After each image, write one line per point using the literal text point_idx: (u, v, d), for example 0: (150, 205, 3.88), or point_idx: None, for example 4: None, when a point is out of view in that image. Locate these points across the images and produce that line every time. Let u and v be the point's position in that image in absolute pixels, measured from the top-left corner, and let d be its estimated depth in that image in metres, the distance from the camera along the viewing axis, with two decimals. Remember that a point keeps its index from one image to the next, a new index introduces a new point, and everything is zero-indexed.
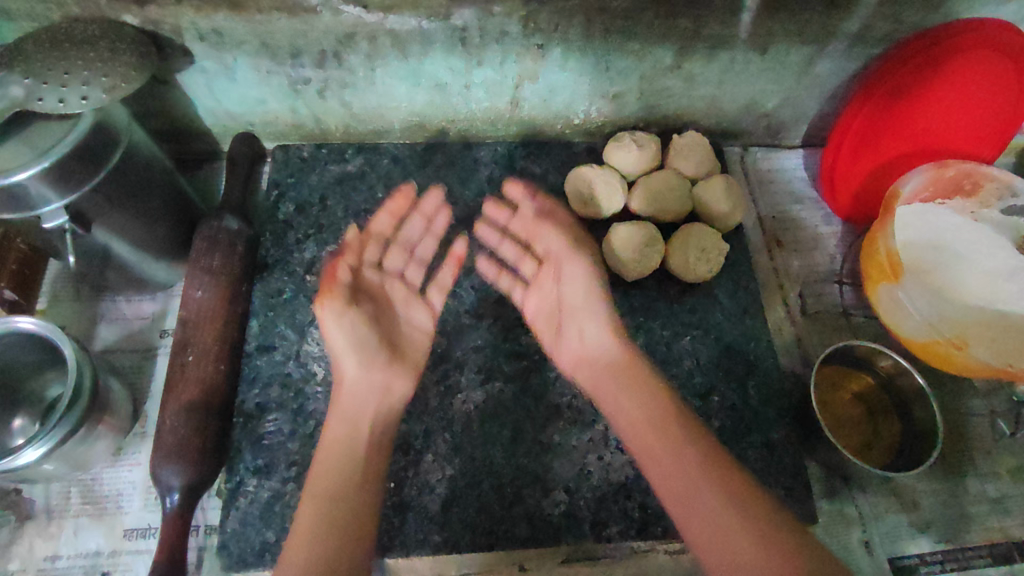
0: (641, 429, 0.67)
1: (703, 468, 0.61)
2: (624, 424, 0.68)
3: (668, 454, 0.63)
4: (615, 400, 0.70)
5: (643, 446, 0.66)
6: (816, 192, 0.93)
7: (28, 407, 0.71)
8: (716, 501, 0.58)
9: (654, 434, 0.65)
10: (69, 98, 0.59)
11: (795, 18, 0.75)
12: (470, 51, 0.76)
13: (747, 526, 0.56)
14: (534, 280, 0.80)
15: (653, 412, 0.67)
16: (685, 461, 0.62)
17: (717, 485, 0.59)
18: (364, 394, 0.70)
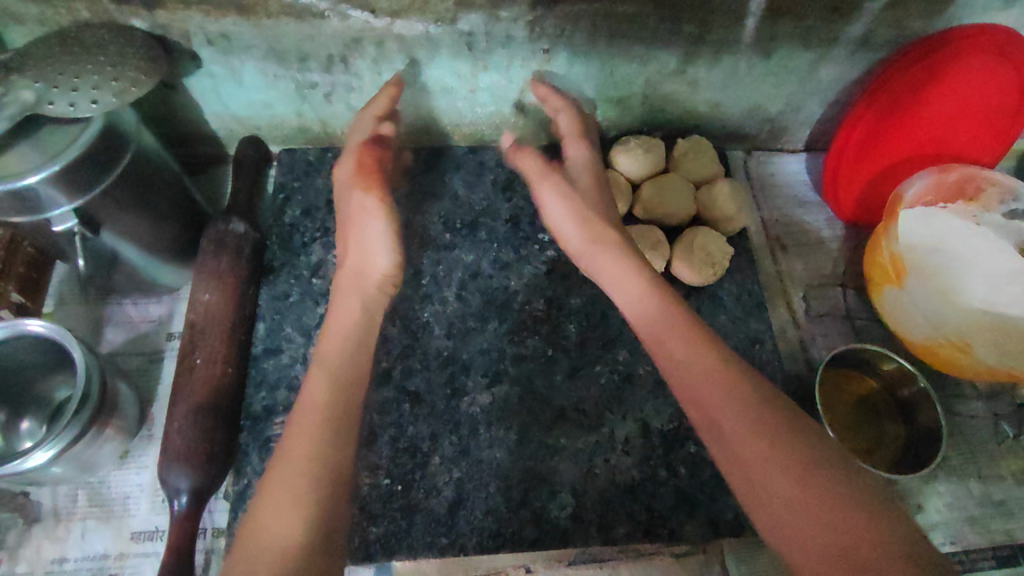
0: (666, 333, 0.59)
1: (732, 390, 0.54)
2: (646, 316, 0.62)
3: (687, 347, 0.57)
4: (630, 281, 0.64)
5: (673, 336, 0.59)
6: (819, 196, 0.94)
7: (36, 409, 0.71)
8: (751, 428, 0.52)
9: (678, 334, 0.59)
10: (79, 102, 0.60)
11: (798, 24, 0.75)
12: (476, 55, 0.76)
13: (786, 459, 0.50)
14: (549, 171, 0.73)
15: (672, 327, 0.59)
16: (721, 379, 0.54)
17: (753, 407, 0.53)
18: (379, 251, 0.68)
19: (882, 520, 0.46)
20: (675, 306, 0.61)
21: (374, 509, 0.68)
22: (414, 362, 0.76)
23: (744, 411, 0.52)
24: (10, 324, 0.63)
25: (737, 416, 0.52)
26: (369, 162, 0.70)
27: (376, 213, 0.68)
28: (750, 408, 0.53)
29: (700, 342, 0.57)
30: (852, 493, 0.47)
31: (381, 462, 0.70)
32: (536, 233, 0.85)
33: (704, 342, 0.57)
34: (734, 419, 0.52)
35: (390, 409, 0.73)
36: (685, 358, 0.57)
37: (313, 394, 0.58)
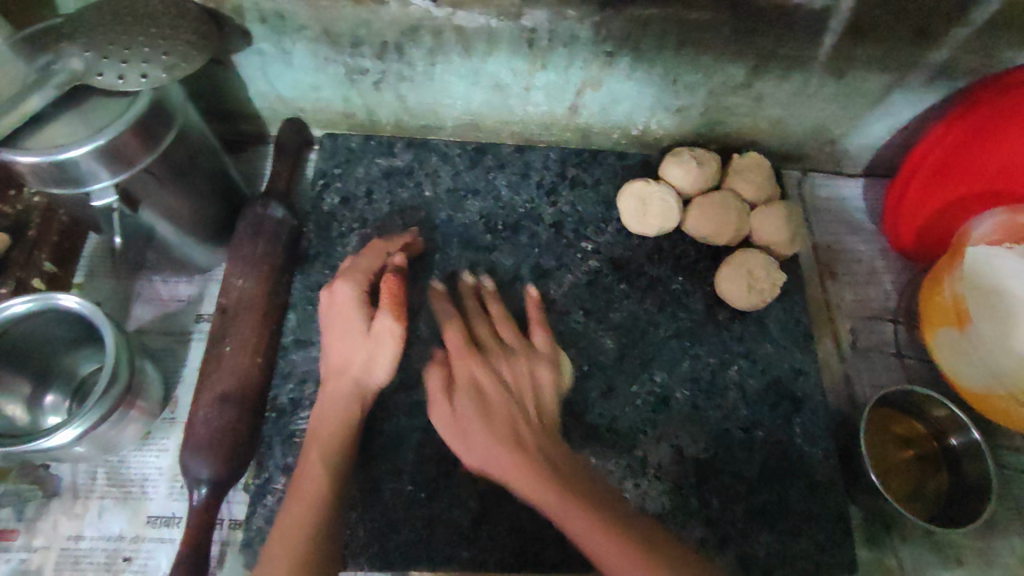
0: (517, 470, 0.60)
1: (608, 531, 0.54)
2: (506, 472, 0.61)
3: (560, 492, 0.58)
4: (529, 467, 0.60)
5: (532, 484, 0.59)
6: (874, 226, 0.90)
7: (61, 383, 0.70)
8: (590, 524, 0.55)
9: (540, 484, 0.59)
10: (129, 75, 0.57)
11: (879, 45, 0.71)
12: (535, 52, 0.73)
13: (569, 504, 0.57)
14: (474, 355, 0.68)
15: (541, 463, 0.60)
16: (582, 512, 0.56)
17: (614, 520, 0.56)
18: (390, 356, 0.67)
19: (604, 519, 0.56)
20: (539, 445, 0.62)
21: (395, 516, 0.67)
22: None
23: (622, 553, 0.53)
24: (42, 297, 0.62)
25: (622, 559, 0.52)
26: (388, 286, 0.68)
27: (383, 306, 0.67)
28: (624, 541, 0.54)
29: (581, 495, 0.57)
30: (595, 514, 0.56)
31: (406, 468, 0.69)
32: (579, 241, 0.82)
33: (566, 475, 0.60)
34: (604, 542, 0.54)
35: (418, 413, 0.71)
36: (559, 502, 0.57)
37: (309, 488, 0.60)
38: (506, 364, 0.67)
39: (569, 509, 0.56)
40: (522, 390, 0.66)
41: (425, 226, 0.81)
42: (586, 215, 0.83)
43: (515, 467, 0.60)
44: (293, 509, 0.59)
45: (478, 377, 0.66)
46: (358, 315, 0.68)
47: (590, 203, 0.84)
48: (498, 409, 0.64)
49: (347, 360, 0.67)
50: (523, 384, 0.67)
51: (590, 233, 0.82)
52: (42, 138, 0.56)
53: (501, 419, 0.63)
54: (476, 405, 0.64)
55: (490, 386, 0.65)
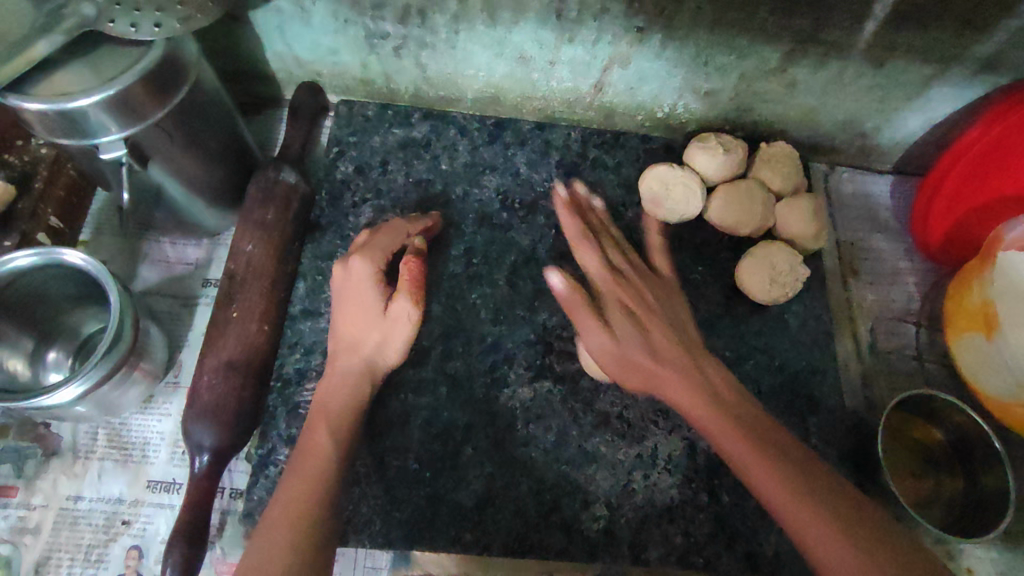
0: (748, 457, 0.53)
1: (787, 479, 0.51)
2: (679, 398, 0.60)
3: (687, 379, 0.60)
4: (735, 443, 0.55)
5: (741, 453, 0.54)
6: (901, 224, 0.87)
7: (64, 341, 0.68)
8: (772, 467, 0.52)
9: (732, 430, 0.56)
10: (142, 24, 0.55)
11: (924, 34, 0.68)
12: (564, 24, 0.70)
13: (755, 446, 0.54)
14: (614, 282, 0.67)
15: (723, 427, 0.56)
16: (736, 436, 0.55)
17: (752, 428, 0.56)
18: (403, 338, 0.66)
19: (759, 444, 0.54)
20: (676, 368, 0.61)
21: (399, 494, 0.66)
22: (456, 345, 0.72)
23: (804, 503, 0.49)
24: (45, 250, 0.60)
25: (801, 505, 0.49)
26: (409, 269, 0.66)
27: (403, 291, 0.65)
28: (775, 463, 0.52)
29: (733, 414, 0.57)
30: (786, 468, 0.52)
31: (411, 446, 0.67)
32: None
33: (704, 385, 0.60)
34: (762, 475, 0.52)
35: (425, 392, 0.70)
36: (766, 476, 0.52)
37: (315, 462, 0.59)
38: (669, 363, 0.62)
39: (752, 454, 0.53)
40: (677, 347, 0.63)
41: (441, 201, 0.79)
42: (607, 197, 0.81)
43: (718, 424, 0.57)
44: (294, 484, 0.57)
45: (639, 324, 0.64)
46: (374, 295, 0.66)
47: (611, 185, 0.82)
48: (656, 335, 0.63)
49: (361, 335, 0.65)
50: (667, 341, 0.63)
51: (609, 216, 0.80)
52: (52, 85, 0.54)
53: (659, 347, 0.63)
54: (631, 314, 0.64)
55: (675, 382, 0.61)
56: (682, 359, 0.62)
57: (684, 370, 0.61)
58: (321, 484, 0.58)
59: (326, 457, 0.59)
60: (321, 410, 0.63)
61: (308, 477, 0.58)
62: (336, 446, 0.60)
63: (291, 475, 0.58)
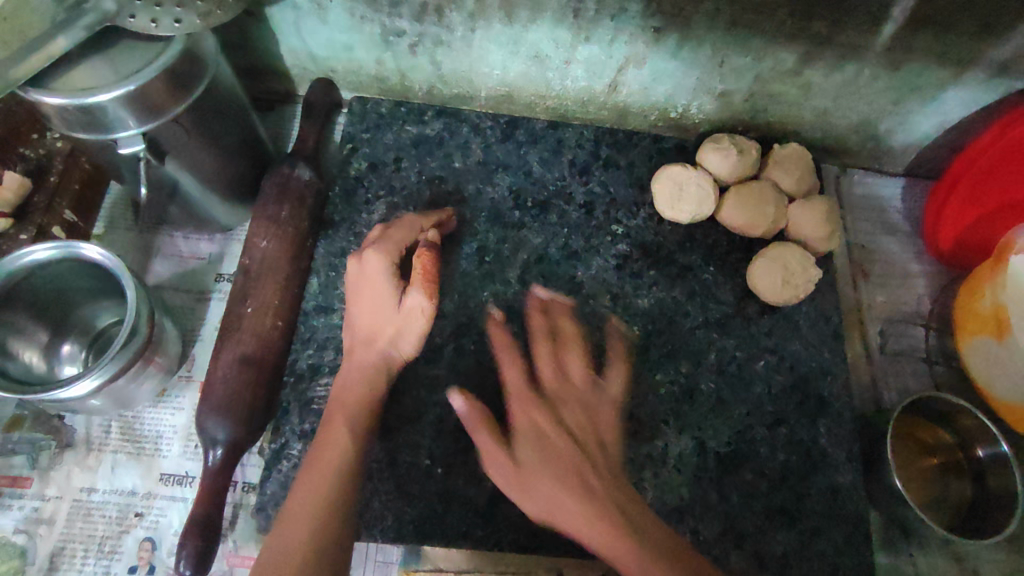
0: (582, 512, 0.54)
1: (586, 505, 0.54)
2: (532, 453, 0.58)
3: (568, 446, 0.58)
4: (584, 520, 0.54)
5: (607, 535, 0.53)
6: (912, 227, 0.87)
7: (78, 334, 0.69)
8: (587, 509, 0.54)
9: (594, 508, 0.54)
10: (162, 19, 0.55)
11: (940, 38, 0.68)
12: (580, 24, 0.70)
13: (575, 487, 0.56)
14: (531, 402, 0.61)
15: (597, 521, 0.54)
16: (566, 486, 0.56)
17: (572, 474, 0.56)
18: (415, 333, 0.66)
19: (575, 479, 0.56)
20: (538, 413, 0.60)
21: (411, 490, 0.66)
22: (467, 343, 0.72)
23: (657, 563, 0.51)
24: (63, 244, 0.60)
25: (625, 545, 0.52)
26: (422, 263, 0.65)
27: (415, 284, 0.64)
28: (627, 537, 0.52)
29: (569, 479, 0.56)
30: (609, 523, 0.53)
31: (423, 442, 0.68)
32: (610, 224, 0.79)
33: (587, 449, 0.59)
34: (601, 535, 0.53)
35: (437, 388, 0.70)
36: (576, 499, 0.55)
37: (331, 457, 0.59)
38: (539, 405, 0.61)
39: (580, 513, 0.54)
40: (583, 418, 0.61)
41: (453, 198, 0.79)
42: (619, 197, 0.81)
43: (535, 460, 0.58)
44: (310, 480, 0.58)
45: (540, 436, 0.59)
46: (388, 292, 0.66)
47: (623, 184, 0.82)
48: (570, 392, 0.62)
49: (376, 331, 0.66)
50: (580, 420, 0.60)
51: (621, 216, 0.80)
52: (70, 80, 0.54)
53: (552, 455, 0.57)
54: (520, 398, 0.62)
55: (547, 425, 0.59)
56: (564, 421, 0.60)
57: (567, 430, 0.59)
58: (337, 480, 0.58)
59: (343, 453, 0.59)
60: (338, 405, 0.63)
61: (324, 473, 0.58)
62: (352, 441, 0.61)
63: (309, 470, 0.59)
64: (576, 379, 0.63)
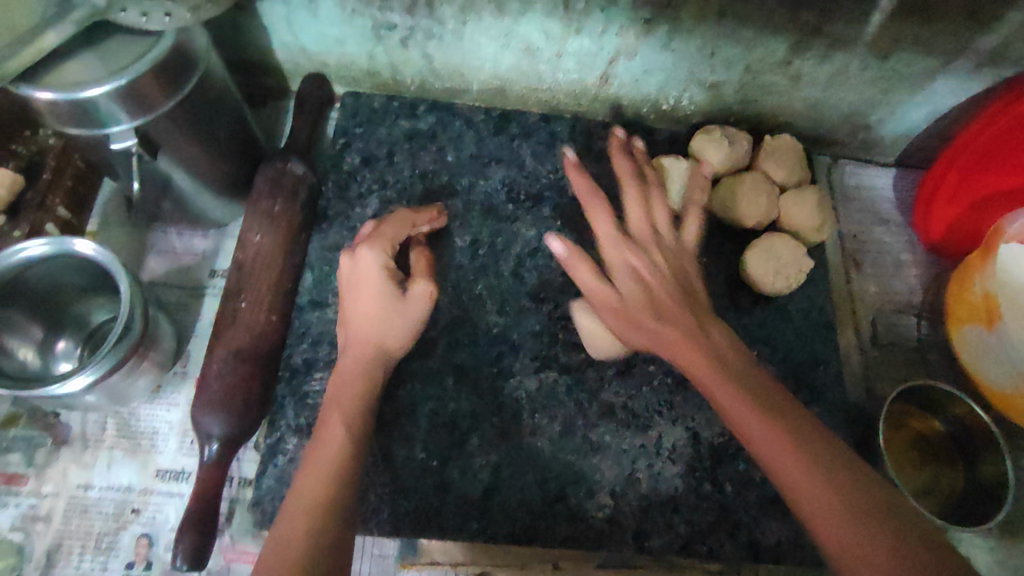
0: (733, 394, 0.54)
1: (753, 403, 0.54)
2: (713, 391, 0.56)
3: (717, 367, 0.57)
4: (732, 397, 0.54)
5: (786, 464, 0.50)
6: (903, 217, 0.88)
7: (72, 330, 0.69)
8: (734, 395, 0.54)
9: (739, 395, 0.54)
10: (152, 14, 0.55)
11: (929, 26, 0.69)
12: (571, 16, 0.70)
13: (728, 386, 0.55)
14: (626, 244, 0.66)
15: (744, 420, 0.53)
16: (722, 377, 0.56)
17: (734, 377, 0.56)
18: (410, 326, 0.66)
19: (718, 368, 0.57)
20: (745, 373, 0.57)
21: (407, 483, 0.67)
22: (462, 336, 0.72)
23: (784, 442, 0.51)
24: (57, 241, 0.60)
25: (780, 444, 0.51)
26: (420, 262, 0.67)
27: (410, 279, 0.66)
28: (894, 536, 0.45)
29: (727, 379, 0.56)
30: (756, 395, 0.54)
31: (418, 435, 0.68)
32: None
33: (731, 372, 0.57)
34: (764, 432, 0.52)
35: (432, 381, 0.70)
36: (747, 410, 0.53)
37: (334, 449, 0.59)
38: (642, 322, 0.62)
39: (750, 413, 0.53)
40: (672, 260, 0.65)
41: (447, 192, 0.79)
42: (612, 190, 0.81)
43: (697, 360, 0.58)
44: (314, 471, 0.58)
45: (636, 270, 0.64)
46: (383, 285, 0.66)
47: (616, 177, 0.82)
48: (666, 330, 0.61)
49: (371, 324, 0.66)
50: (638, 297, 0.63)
51: (614, 208, 0.80)
52: (61, 75, 0.54)
53: (654, 281, 0.63)
54: (686, 359, 0.59)
55: (650, 331, 0.61)
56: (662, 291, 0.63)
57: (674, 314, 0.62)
58: (339, 471, 0.58)
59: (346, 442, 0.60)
60: (335, 396, 0.63)
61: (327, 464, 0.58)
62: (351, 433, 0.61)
63: (311, 461, 0.59)
64: (662, 230, 0.67)
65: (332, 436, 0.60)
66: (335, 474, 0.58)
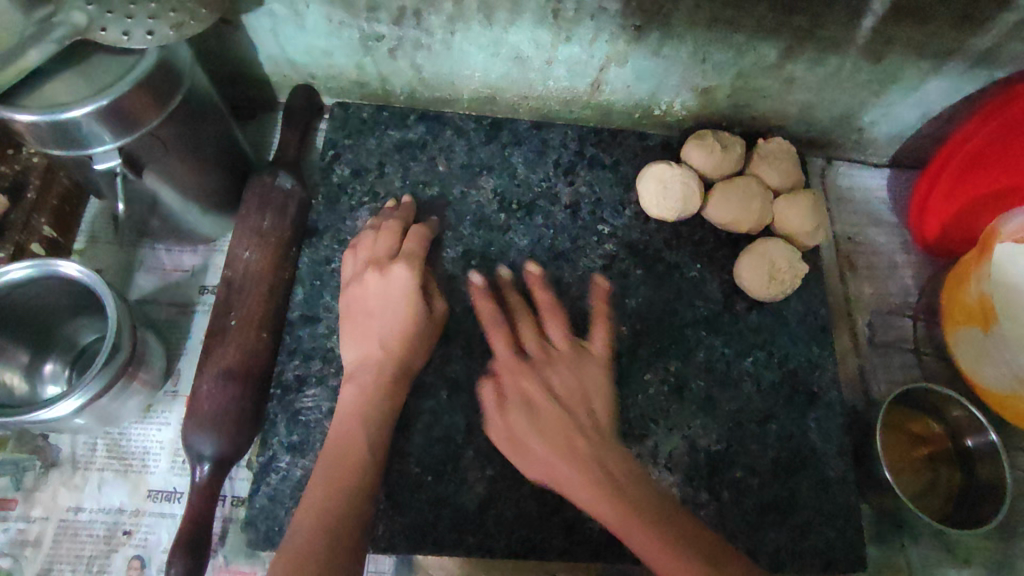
0: (648, 528, 0.52)
1: (635, 515, 0.54)
2: (576, 484, 0.56)
3: (575, 466, 0.57)
4: (622, 521, 0.53)
5: (658, 555, 0.51)
6: (898, 218, 0.87)
7: (60, 352, 0.68)
8: (653, 538, 0.52)
9: (633, 518, 0.53)
10: (134, 32, 0.54)
11: (921, 29, 0.68)
12: (560, 24, 0.70)
13: (620, 502, 0.54)
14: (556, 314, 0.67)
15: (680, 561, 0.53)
16: (577, 470, 0.57)
17: (625, 501, 0.54)
18: (401, 340, 0.65)
19: (636, 511, 0.54)
20: (595, 443, 0.58)
21: (401, 499, 0.66)
22: (456, 348, 0.71)
23: (659, 551, 0.51)
24: (41, 262, 0.59)
25: (647, 532, 0.52)
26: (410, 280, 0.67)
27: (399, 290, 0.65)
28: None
29: (642, 514, 0.54)
30: (651, 506, 0.54)
31: (413, 450, 0.67)
32: (596, 224, 0.79)
33: (587, 456, 0.57)
34: (641, 534, 0.52)
35: (426, 395, 0.69)
36: (605, 510, 0.55)
37: (349, 454, 0.59)
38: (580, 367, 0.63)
39: (621, 516, 0.54)
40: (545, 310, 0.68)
41: (437, 203, 0.78)
42: (605, 197, 0.80)
43: (574, 479, 0.56)
44: (329, 472, 0.58)
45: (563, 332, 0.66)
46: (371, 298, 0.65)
47: (608, 184, 0.81)
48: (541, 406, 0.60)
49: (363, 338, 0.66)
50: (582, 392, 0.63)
51: (607, 216, 0.80)
52: (42, 96, 0.53)
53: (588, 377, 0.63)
54: (556, 423, 0.59)
55: (534, 391, 0.61)
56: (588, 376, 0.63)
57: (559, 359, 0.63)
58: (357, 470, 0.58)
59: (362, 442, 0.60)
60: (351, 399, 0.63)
61: (340, 467, 0.58)
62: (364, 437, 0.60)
63: (325, 463, 0.59)
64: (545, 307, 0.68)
65: (339, 443, 0.60)
66: (349, 474, 0.58)
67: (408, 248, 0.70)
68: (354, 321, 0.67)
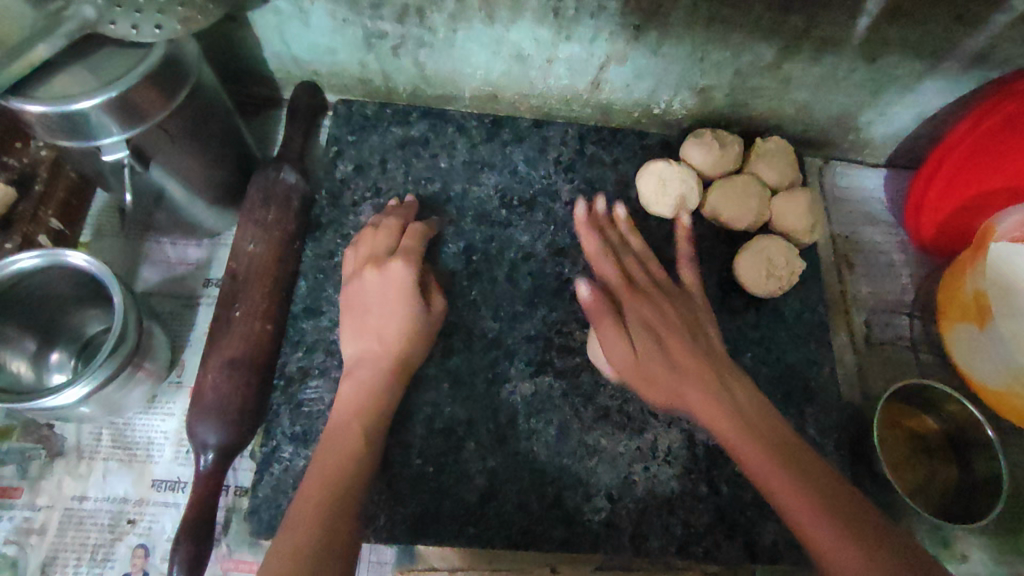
0: (772, 463, 0.53)
1: (782, 464, 0.53)
2: (708, 420, 0.59)
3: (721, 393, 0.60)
4: (771, 473, 0.53)
5: (780, 487, 0.52)
6: (894, 217, 0.88)
7: (66, 342, 0.69)
8: (797, 477, 0.52)
9: (768, 451, 0.54)
10: (143, 26, 0.55)
11: (916, 28, 0.69)
12: (562, 23, 0.71)
13: (790, 463, 0.53)
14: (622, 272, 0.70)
15: (823, 496, 0.50)
16: (757, 443, 0.55)
17: (779, 449, 0.55)
18: (403, 333, 0.66)
19: (785, 452, 0.54)
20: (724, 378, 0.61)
21: (402, 490, 0.67)
22: (456, 342, 0.72)
23: (818, 512, 0.49)
24: (49, 252, 0.60)
25: (794, 479, 0.52)
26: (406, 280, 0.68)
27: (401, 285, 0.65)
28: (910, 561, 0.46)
29: (788, 452, 0.54)
30: (801, 476, 0.52)
31: (414, 442, 0.68)
32: None
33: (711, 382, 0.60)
34: (784, 480, 0.52)
35: (427, 387, 0.70)
36: (778, 474, 0.52)
37: (347, 445, 0.60)
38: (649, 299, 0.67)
39: (770, 460, 0.54)
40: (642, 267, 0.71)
41: (439, 199, 0.79)
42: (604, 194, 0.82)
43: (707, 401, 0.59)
44: (325, 462, 0.58)
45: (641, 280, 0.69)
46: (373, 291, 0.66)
47: (608, 181, 0.82)
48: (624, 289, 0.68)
49: (365, 332, 0.67)
50: (675, 323, 0.65)
51: None
52: (51, 88, 0.54)
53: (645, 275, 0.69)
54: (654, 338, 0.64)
55: (649, 333, 0.64)
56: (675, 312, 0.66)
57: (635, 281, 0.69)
58: (353, 460, 0.59)
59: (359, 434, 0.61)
60: (349, 392, 0.64)
61: (337, 457, 0.58)
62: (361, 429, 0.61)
63: (323, 453, 0.59)
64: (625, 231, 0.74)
65: (338, 433, 0.61)
66: (346, 463, 0.58)
67: (409, 243, 0.71)
68: (355, 313, 0.68)
